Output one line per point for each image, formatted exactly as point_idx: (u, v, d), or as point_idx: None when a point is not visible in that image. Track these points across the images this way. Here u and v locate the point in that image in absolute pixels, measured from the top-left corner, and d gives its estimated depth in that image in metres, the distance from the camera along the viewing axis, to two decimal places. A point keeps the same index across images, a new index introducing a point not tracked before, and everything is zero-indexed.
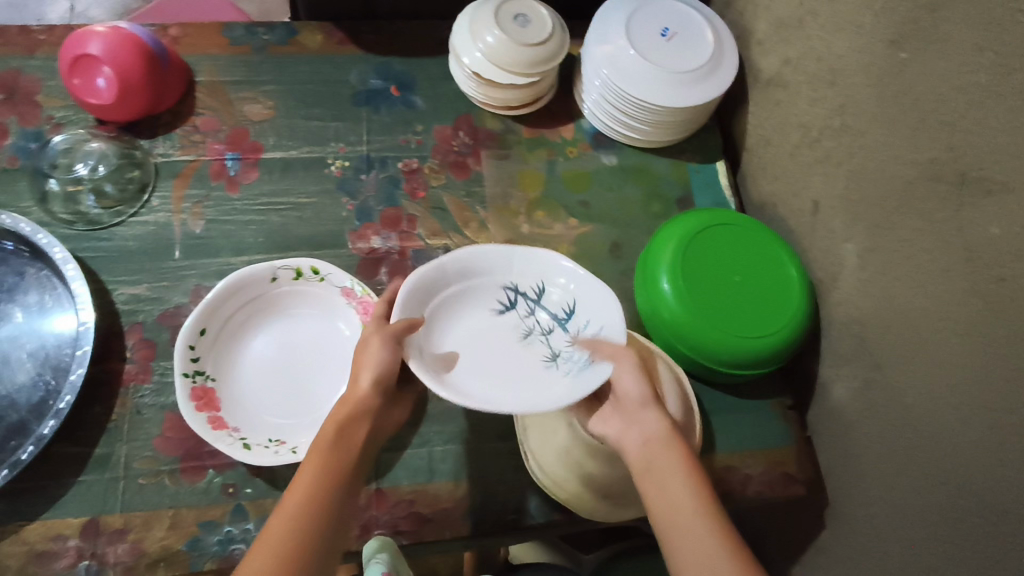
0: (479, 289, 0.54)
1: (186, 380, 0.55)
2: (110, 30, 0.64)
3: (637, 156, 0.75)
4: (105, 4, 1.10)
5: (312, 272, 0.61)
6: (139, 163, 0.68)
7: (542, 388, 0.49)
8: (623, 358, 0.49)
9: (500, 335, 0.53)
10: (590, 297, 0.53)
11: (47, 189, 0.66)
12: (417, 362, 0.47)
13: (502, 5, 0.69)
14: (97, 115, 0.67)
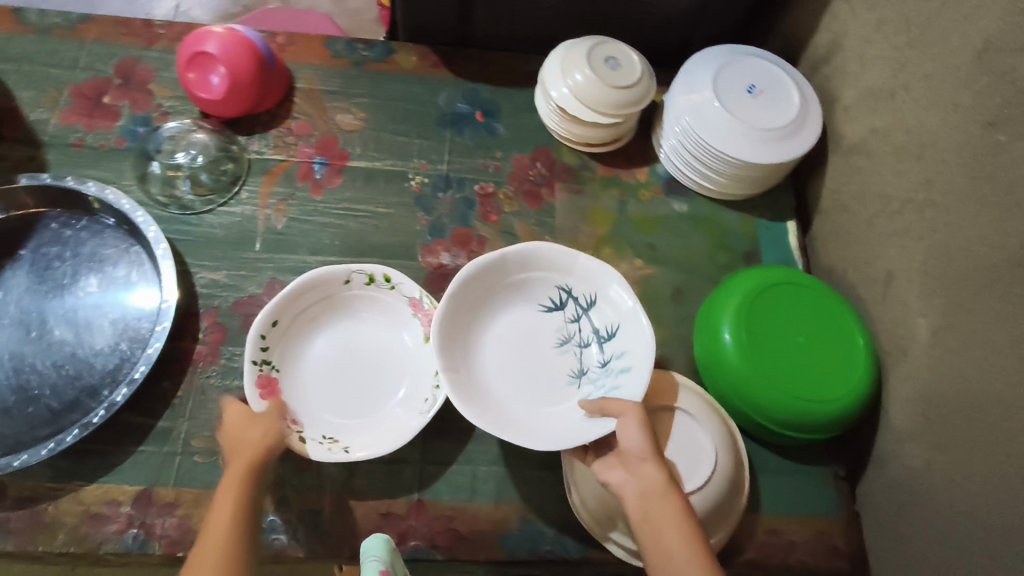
0: (536, 285, 0.61)
1: (253, 367, 0.56)
2: (228, 31, 0.68)
3: (708, 206, 0.76)
4: (208, 7, 1.18)
5: (384, 280, 0.62)
6: (234, 157, 0.72)
7: (552, 394, 0.58)
8: (628, 413, 0.51)
9: (543, 330, 0.61)
10: (630, 328, 0.57)
11: (148, 171, 0.70)
12: (452, 342, 0.57)
13: (595, 46, 0.72)
14: (204, 109, 0.72)
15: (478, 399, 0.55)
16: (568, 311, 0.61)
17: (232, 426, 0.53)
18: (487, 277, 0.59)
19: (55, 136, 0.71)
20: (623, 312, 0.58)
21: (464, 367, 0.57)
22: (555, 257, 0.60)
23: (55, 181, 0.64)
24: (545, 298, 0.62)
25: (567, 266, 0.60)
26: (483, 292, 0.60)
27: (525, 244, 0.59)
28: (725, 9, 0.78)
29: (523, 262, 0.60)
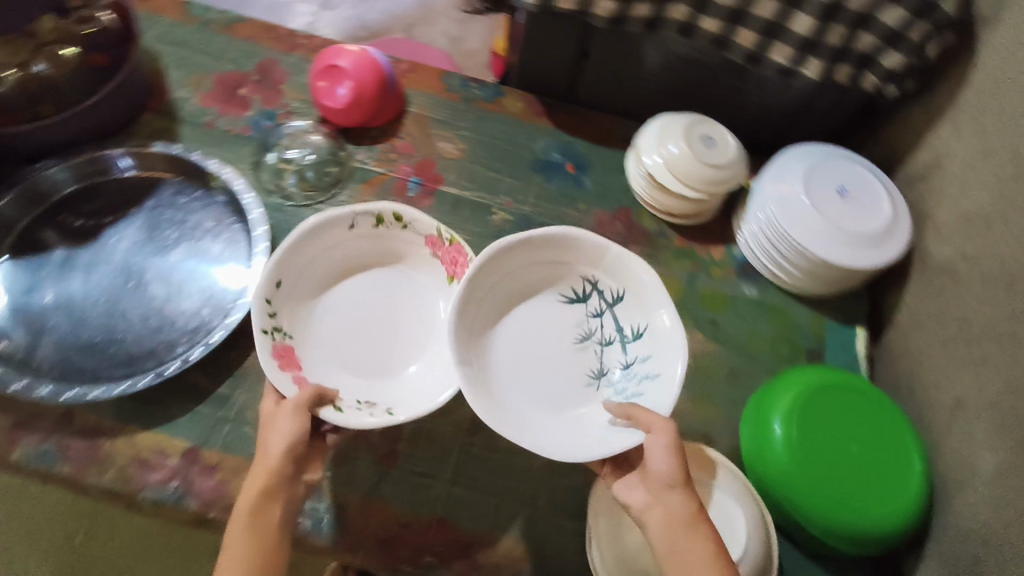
0: (560, 274, 0.60)
1: (265, 335, 0.57)
2: (361, 51, 0.75)
3: (779, 296, 0.75)
4: (338, 26, 1.29)
5: (392, 219, 0.64)
6: (340, 162, 0.77)
7: (570, 394, 0.58)
8: (659, 432, 0.50)
9: (562, 322, 0.60)
10: (655, 335, 0.57)
11: (263, 159, 0.77)
12: (467, 328, 0.55)
13: (695, 123, 0.74)
14: (324, 115, 0.78)
15: (488, 393, 0.54)
16: (590, 304, 0.60)
17: (266, 431, 0.53)
18: (508, 259, 0.57)
19: (190, 114, 0.78)
20: (650, 316, 0.57)
21: (477, 354, 0.56)
22: (584, 247, 0.58)
23: (184, 154, 0.72)
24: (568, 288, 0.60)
25: (598, 257, 0.58)
26: (503, 274, 0.58)
27: (550, 229, 0.57)
28: (829, 110, 0.80)
29: (548, 248, 0.58)
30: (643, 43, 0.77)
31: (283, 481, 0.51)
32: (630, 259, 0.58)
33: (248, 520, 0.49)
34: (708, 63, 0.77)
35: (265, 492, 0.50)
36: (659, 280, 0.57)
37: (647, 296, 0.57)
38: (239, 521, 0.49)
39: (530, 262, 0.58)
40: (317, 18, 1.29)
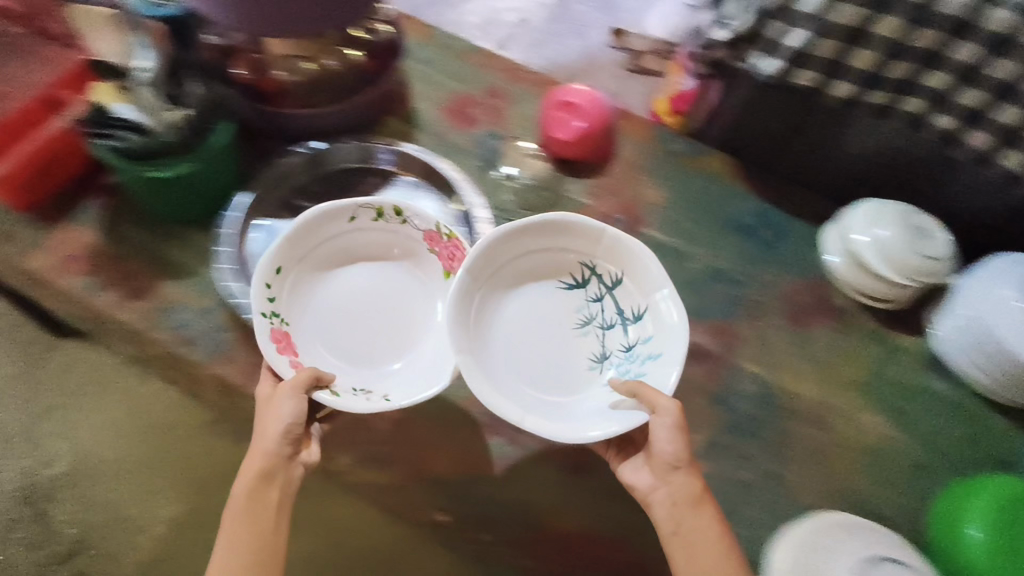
0: (558, 263, 0.68)
1: (263, 319, 0.64)
2: (591, 91, 0.83)
3: (971, 397, 0.74)
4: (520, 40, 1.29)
5: (395, 213, 0.70)
6: (553, 189, 0.83)
7: (577, 375, 0.66)
8: (661, 416, 0.60)
9: (562, 306, 0.68)
10: (654, 317, 0.65)
11: (485, 174, 0.83)
12: (468, 320, 0.64)
13: (909, 215, 0.75)
14: (546, 143, 0.84)
15: (492, 383, 0.63)
16: (590, 289, 0.68)
17: (261, 419, 0.63)
18: (499, 251, 0.65)
19: (429, 123, 0.86)
20: (646, 300, 0.66)
21: (482, 340, 0.64)
22: (582, 233, 0.66)
23: (417, 152, 0.78)
24: (570, 273, 0.68)
25: (592, 244, 0.67)
26: (500, 263, 0.66)
27: (542, 217, 0.65)
28: None
29: (552, 234, 0.66)
30: (851, 124, 0.78)
31: (278, 461, 0.63)
32: (624, 248, 0.65)
33: (243, 500, 0.62)
34: (916, 153, 0.78)
35: (263, 475, 0.63)
36: (656, 266, 0.65)
37: (642, 282, 0.66)
38: (237, 500, 0.62)
39: (537, 247, 0.67)
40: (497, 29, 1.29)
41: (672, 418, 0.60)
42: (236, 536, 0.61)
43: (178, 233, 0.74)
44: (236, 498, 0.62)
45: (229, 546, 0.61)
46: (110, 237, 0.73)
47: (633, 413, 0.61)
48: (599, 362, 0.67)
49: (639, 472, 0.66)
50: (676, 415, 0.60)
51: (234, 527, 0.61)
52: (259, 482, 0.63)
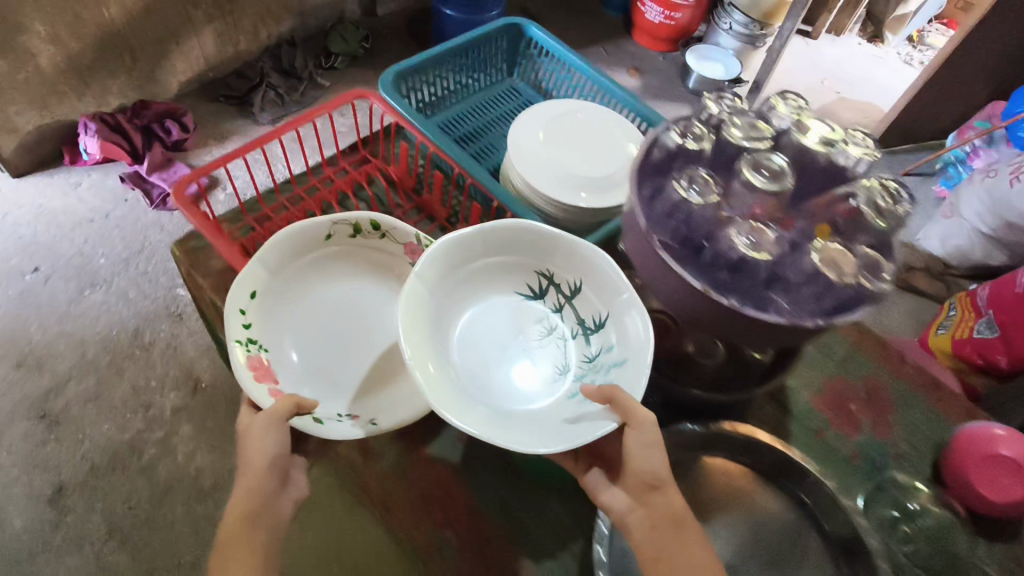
0: (522, 274, 0.78)
1: (238, 347, 0.68)
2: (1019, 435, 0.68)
3: None
4: (953, 241, 1.78)
5: (370, 224, 0.77)
6: (959, 552, 0.66)
7: (546, 383, 0.74)
8: (629, 414, 0.62)
9: (526, 317, 0.78)
10: (612, 323, 0.74)
11: (871, 504, 0.69)
12: (430, 319, 0.71)
13: None
14: (956, 487, 0.68)
15: (457, 386, 0.68)
16: (548, 301, 0.78)
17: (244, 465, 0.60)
18: (464, 256, 0.75)
19: (804, 411, 0.74)
20: (602, 304, 0.75)
21: (445, 339, 0.72)
22: (546, 242, 0.76)
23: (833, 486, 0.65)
24: (529, 282, 0.78)
25: (551, 254, 0.76)
26: (464, 265, 0.75)
27: (505, 225, 0.75)
28: None
29: (519, 241, 0.76)
30: None
31: (264, 494, 0.60)
32: (574, 257, 0.75)
33: (216, 553, 0.56)
34: None
35: (242, 525, 0.57)
36: (603, 259, 0.73)
37: (592, 285, 0.75)
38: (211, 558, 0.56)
39: (498, 257, 0.77)
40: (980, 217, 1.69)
41: (651, 433, 0.62)
42: None
43: (537, 503, 0.70)
44: (214, 550, 0.56)
45: None
46: (467, 480, 0.71)
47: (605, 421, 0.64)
48: (564, 374, 0.74)
49: (614, 493, 0.65)
50: (652, 429, 0.63)
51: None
52: (241, 529, 0.57)
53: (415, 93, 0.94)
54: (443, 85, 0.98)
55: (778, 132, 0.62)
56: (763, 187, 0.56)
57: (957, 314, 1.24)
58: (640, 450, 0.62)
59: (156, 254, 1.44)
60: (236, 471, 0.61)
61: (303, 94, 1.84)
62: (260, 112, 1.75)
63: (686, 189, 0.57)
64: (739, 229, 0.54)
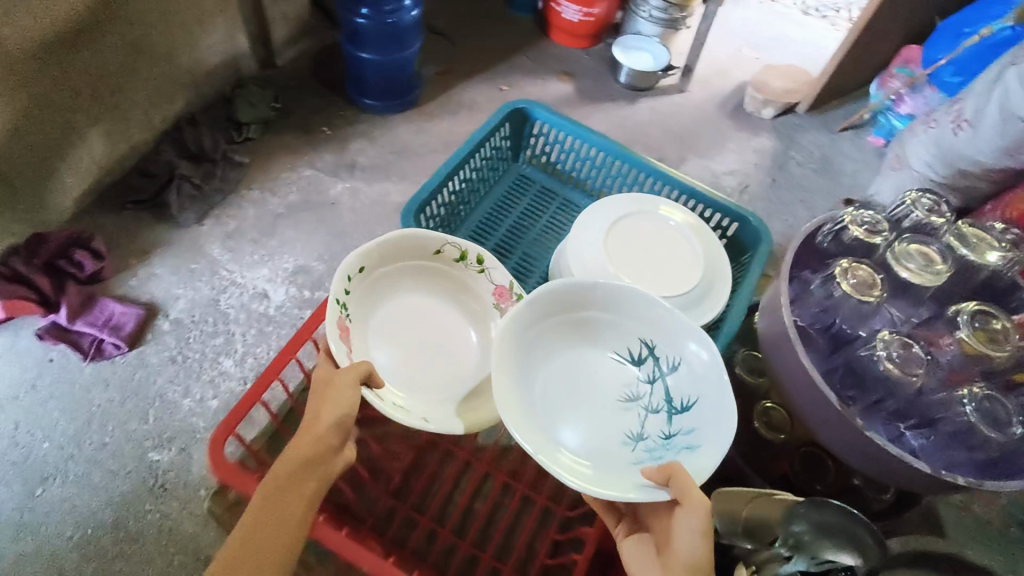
0: (625, 341, 0.91)
1: (337, 307, 0.90)
2: None
3: None
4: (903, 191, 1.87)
5: (475, 259, 1.05)
6: None
7: (615, 423, 0.86)
8: (691, 501, 0.69)
9: (621, 377, 0.90)
10: (698, 411, 0.83)
11: None
12: (517, 353, 0.85)
13: None
14: None
15: (524, 407, 0.82)
16: (645, 369, 0.90)
17: (317, 405, 0.80)
18: (575, 301, 0.89)
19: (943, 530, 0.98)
20: (698, 394, 0.84)
21: (530, 369, 0.86)
22: (651, 315, 0.89)
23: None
24: (630, 347, 0.91)
25: (654, 332, 0.90)
26: (571, 310, 0.90)
27: (618, 286, 0.89)
28: None
29: (625, 307, 0.90)
30: None
31: (328, 444, 0.78)
32: (677, 338, 0.88)
33: (284, 470, 0.76)
34: None
35: (306, 462, 0.76)
36: (701, 350, 0.86)
37: (689, 366, 0.87)
38: (282, 460, 0.77)
39: (606, 313, 0.90)
40: (932, 169, 1.78)
41: (699, 521, 0.68)
42: (252, 507, 0.74)
43: None
44: (279, 465, 0.76)
45: (248, 518, 0.73)
46: None
47: (661, 494, 0.74)
48: (635, 440, 0.84)
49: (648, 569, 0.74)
50: (702, 518, 0.68)
51: (266, 503, 0.74)
52: (302, 467, 0.76)
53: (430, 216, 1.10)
54: (457, 202, 1.17)
55: (943, 269, 0.95)
56: (983, 348, 0.87)
57: None
58: (682, 534, 0.69)
59: (109, 418, 1.22)
60: (312, 417, 0.80)
61: (222, 178, 1.59)
62: (180, 213, 1.51)
63: (880, 354, 0.88)
64: (962, 399, 0.85)
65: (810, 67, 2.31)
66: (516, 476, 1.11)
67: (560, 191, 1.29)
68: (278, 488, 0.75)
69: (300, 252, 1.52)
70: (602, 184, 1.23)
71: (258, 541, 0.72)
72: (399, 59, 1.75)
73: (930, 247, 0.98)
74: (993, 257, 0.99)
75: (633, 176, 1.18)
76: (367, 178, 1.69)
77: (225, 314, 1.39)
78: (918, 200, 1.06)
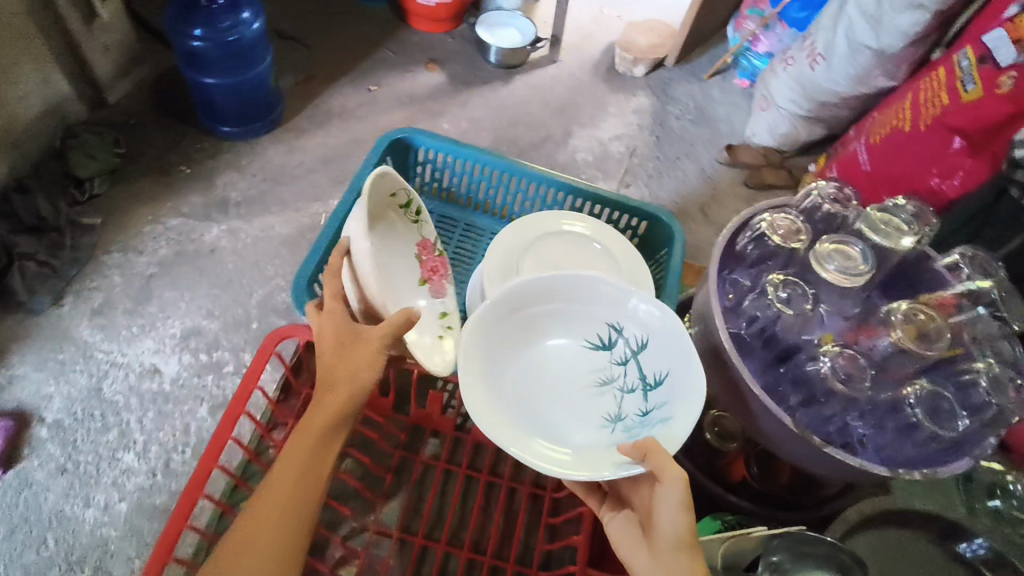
0: (592, 327, 0.80)
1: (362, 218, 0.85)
2: None
3: None
4: (776, 129, 1.95)
5: (415, 212, 1.05)
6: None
7: (594, 410, 0.78)
8: (665, 475, 0.63)
9: (593, 364, 0.80)
10: (671, 384, 0.74)
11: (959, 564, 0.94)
12: (484, 359, 0.75)
13: None
14: None
15: (500, 412, 0.73)
16: (616, 351, 0.80)
17: (339, 365, 0.78)
18: (538, 295, 0.78)
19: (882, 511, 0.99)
20: (671, 368, 0.75)
21: (500, 371, 0.76)
22: (614, 297, 0.78)
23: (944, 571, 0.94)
24: (598, 332, 0.80)
25: (622, 313, 0.79)
26: (536, 303, 0.78)
27: (582, 272, 0.77)
28: None
29: (587, 293, 0.79)
30: None
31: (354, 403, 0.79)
32: (645, 313, 0.77)
33: (315, 431, 0.77)
34: None
35: (332, 423, 0.78)
36: (671, 323, 0.75)
37: (658, 341, 0.77)
38: (314, 418, 0.77)
39: (573, 302, 0.79)
40: (796, 104, 1.85)
41: (678, 493, 0.63)
42: (281, 468, 0.76)
43: None
44: (308, 424, 0.77)
45: (279, 477, 0.76)
46: None
47: (634, 468, 0.67)
48: (614, 421, 0.76)
49: (637, 554, 0.68)
50: (680, 489, 0.63)
51: (295, 462, 0.76)
52: (328, 429, 0.77)
53: None
54: None
55: (868, 270, 0.79)
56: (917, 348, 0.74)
57: (977, 85, 1.23)
58: (663, 507, 0.65)
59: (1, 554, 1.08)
60: (339, 375, 0.78)
61: (73, 246, 1.41)
62: (31, 298, 1.33)
63: (822, 363, 0.76)
64: (906, 399, 0.73)
65: (671, 18, 2.34)
66: (479, 549, 1.00)
67: (461, 215, 1.24)
68: (308, 445, 0.77)
69: (184, 312, 1.37)
70: (504, 201, 1.19)
71: (287, 503, 0.74)
72: (250, 77, 1.59)
73: (853, 244, 0.82)
74: (910, 242, 0.83)
75: (533, 191, 1.14)
76: (243, 214, 1.55)
77: (113, 402, 1.24)
78: (824, 197, 0.92)
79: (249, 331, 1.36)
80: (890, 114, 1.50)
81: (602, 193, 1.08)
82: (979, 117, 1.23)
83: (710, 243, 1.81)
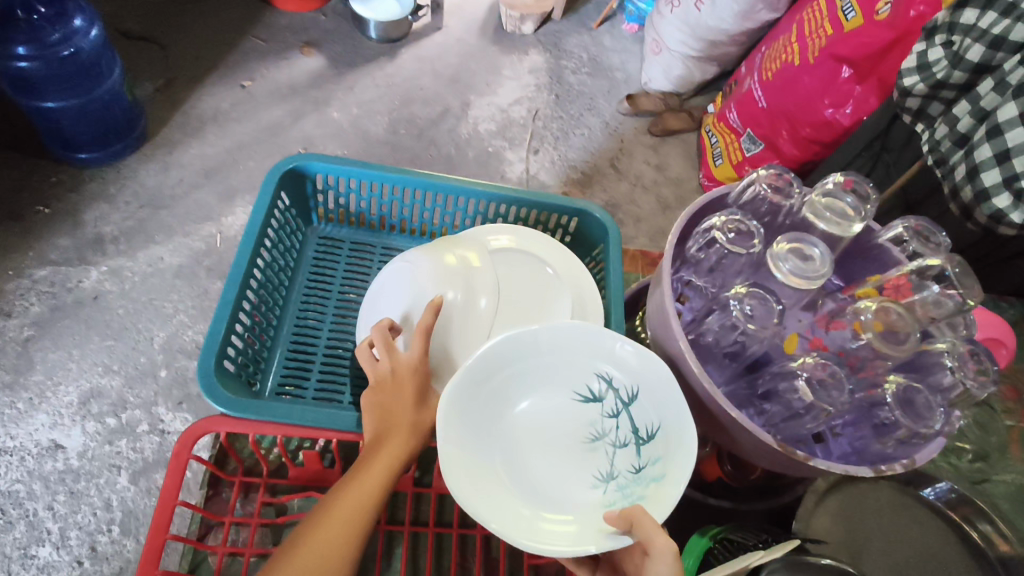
0: (579, 378, 0.72)
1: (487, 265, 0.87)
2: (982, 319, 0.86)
3: None
4: (672, 75, 1.94)
5: None
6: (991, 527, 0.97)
7: (586, 471, 0.69)
8: (655, 547, 0.60)
9: (583, 420, 0.71)
10: (665, 440, 0.67)
11: None
12: (463, 429, 0.67)
13: None
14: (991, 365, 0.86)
15: (479, 485, 0.66)
16: (606, 404, 0.71)
17: (406, 399, 0.75)
18: (519, 351, 0.70)
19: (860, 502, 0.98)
20: (663, 423, 0.68)
21: (482, 436, 0.69)
22: (601, 344, 0.71)
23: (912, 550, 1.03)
24: (587, 384, 0.71)
25: (613, 362, 0.71)
26: (518, 357, 0.70)
27: (570, 324, 0.70)
28: None
29: (572, 342, 0.71)
30: None
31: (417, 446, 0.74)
32: (637, 363, 0.69)
33: (387, 460, 0.70)
34: None
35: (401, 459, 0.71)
36: (663, 372, 0.67)
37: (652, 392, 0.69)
38: (391, 443, 0.72)
39: (561, 353, 0.71)
40: (688, 47, 1.84)
41: (670, 566, 0.60)
42: (350, 490, 0.68)
43: None
44: (380, 452, 0.71)
45: (347, 499, 0.68)
46: None
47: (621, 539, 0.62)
48: (605, 480, 0.69)
49: None
50: (673, 562, 0.60)
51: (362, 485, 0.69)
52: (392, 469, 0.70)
53: (246, 361, 0.94)
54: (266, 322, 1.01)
55: (828, 273, 0.71)
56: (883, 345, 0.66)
57: (858, 12, 1.25)
58: None
59: None
60: (406, 415, 0.74)
61: None
62: None
63: (798, 376, 0.66)
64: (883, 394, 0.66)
65: None
66: None
67: (376, 237, 1.17)
68: (369, 472, 0.69)
69: (77, 374, 1.21)
70: (421, 218, 1.12)
71: (346, 528, 0.66)
72: (98, 95, 1.39)
73: (813, 244, 0.73)
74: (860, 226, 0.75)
75: (452, 204, 1.08)
76: (124, 249, 1.37)
77: (14, 493, 1.10)
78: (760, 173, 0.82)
79: (157, 382, 1.23)
80: (779, 49, 1.51)
81: (528, 195, 1.03)
82: (861, 39, 1.23)
83: (626, 198, 1.80)
